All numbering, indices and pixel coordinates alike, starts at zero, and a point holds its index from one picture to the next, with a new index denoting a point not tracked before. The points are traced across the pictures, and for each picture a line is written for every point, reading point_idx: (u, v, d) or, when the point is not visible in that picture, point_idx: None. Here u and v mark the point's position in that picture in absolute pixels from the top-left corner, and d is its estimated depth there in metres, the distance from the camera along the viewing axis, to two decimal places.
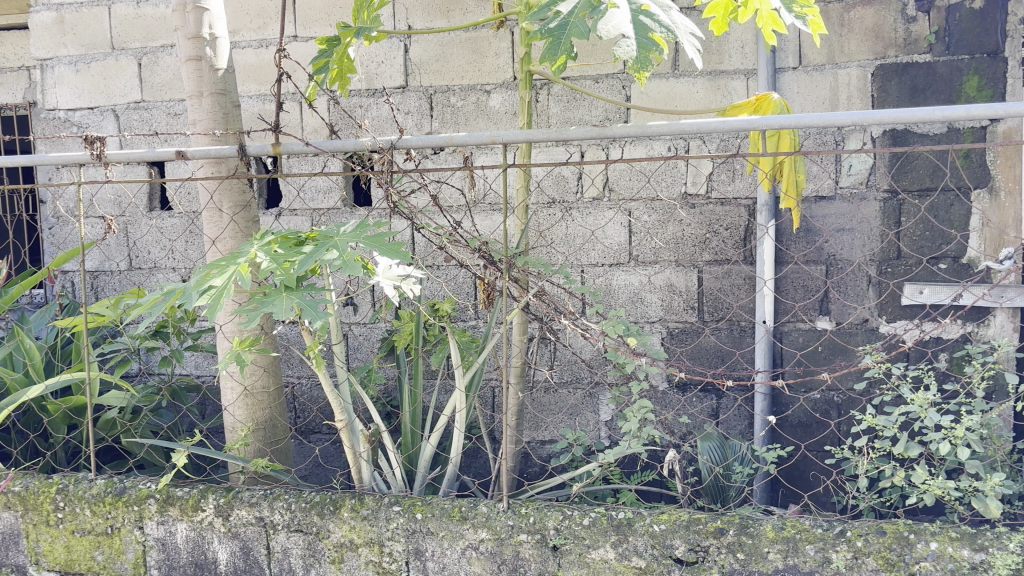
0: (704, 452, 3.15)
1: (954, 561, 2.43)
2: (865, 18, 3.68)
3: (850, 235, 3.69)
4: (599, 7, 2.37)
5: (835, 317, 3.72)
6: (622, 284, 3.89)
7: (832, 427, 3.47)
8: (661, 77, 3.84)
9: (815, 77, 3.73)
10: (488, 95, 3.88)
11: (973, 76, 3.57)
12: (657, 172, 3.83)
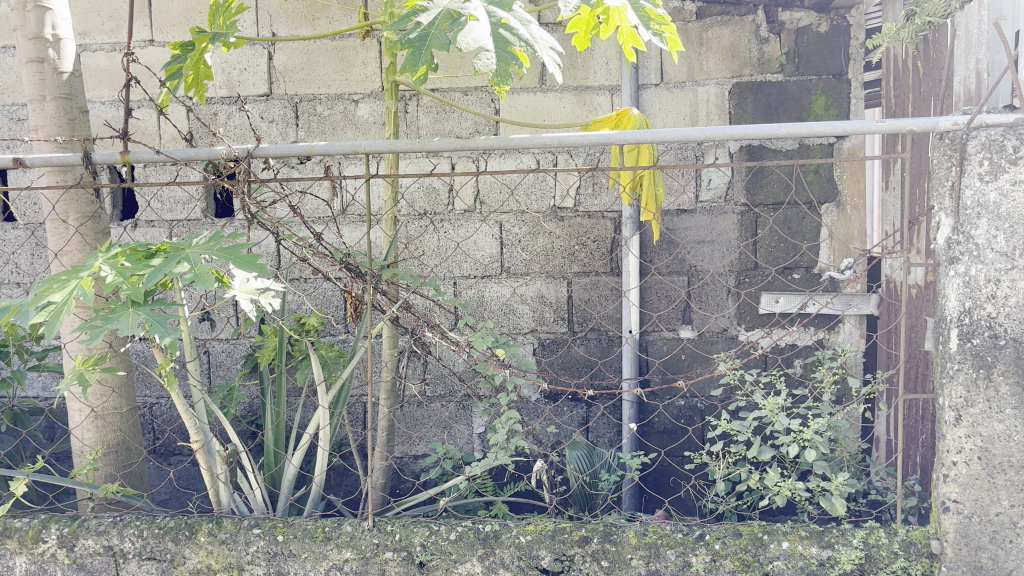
0: (573, 461, 3.19)
1: (804, 558, 2.54)
2: (721, 38, 3.82)
3: (710, 247, 3.82)
4: (460, 20, 2.36)
5: (697, 326, 3.84)
6: (493, 296, 3.90)
7: (688, 433, 3.59)
8: (528, 91, 3.87)
9: (676, 94, 3.85)
10: (355, 105, 3.83)
11: (820, 95, 3.78)
12: (526, 185, 3.86)
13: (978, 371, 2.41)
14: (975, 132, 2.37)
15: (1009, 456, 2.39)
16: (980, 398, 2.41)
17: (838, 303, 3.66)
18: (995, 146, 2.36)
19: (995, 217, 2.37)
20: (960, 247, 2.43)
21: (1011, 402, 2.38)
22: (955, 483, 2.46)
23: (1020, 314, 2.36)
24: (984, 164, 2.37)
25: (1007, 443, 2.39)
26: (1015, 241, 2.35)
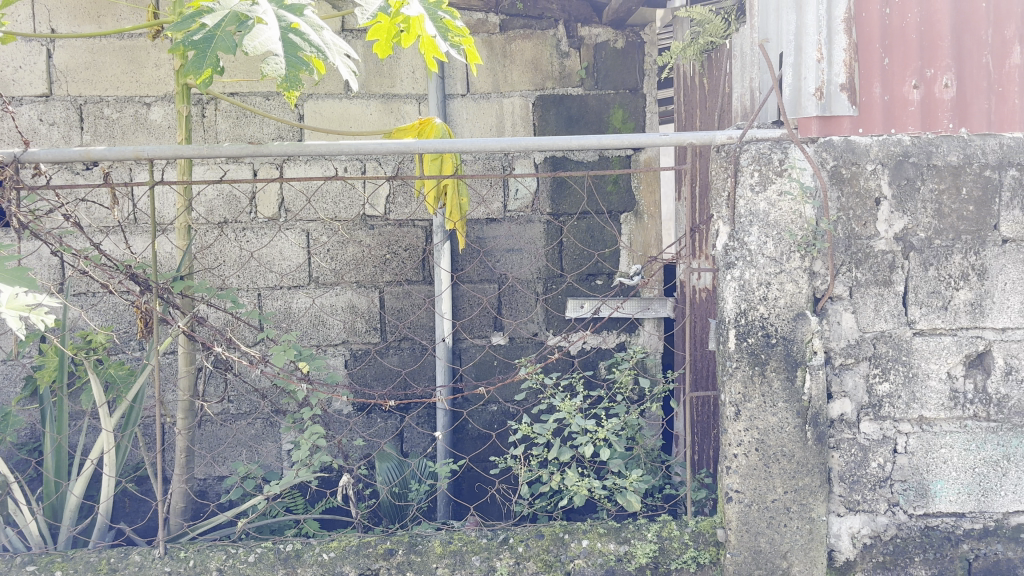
0: (384, 474, 3.15)
1: (603, 555, 2.64)
2: (524, 51, 3.93)
3: (518, 256, 3.89)
4: (247, 23, 2.30)
5: (509, 332, 3.89)
6: (301, 308, 3.78)
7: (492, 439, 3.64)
8: (333, 98, 3.80)
9: (482, 105, 3.90)
10: (147, 108, 3.62)
11: (618, 109, 3.95)
12: (332, 193, 3.78)
13: (753, 368, 2.60)
14: (747, 145, 2.60)
15: (781, 446, 2.60)
16: (756, 392, 2.60)
17: (634, 305, 3.83)
18: (763, 158, 2.58)
19: (766, 225, 2.58)
20: (736, 253, 2.61)
21: (782, 396, 2.59)
22: (737, 474, 2.63)
23: (788, 314, 2.58)
24: (754, 175, 2.59)
25: (781, 434, 2.60)
26: (782, 247, 2.57)
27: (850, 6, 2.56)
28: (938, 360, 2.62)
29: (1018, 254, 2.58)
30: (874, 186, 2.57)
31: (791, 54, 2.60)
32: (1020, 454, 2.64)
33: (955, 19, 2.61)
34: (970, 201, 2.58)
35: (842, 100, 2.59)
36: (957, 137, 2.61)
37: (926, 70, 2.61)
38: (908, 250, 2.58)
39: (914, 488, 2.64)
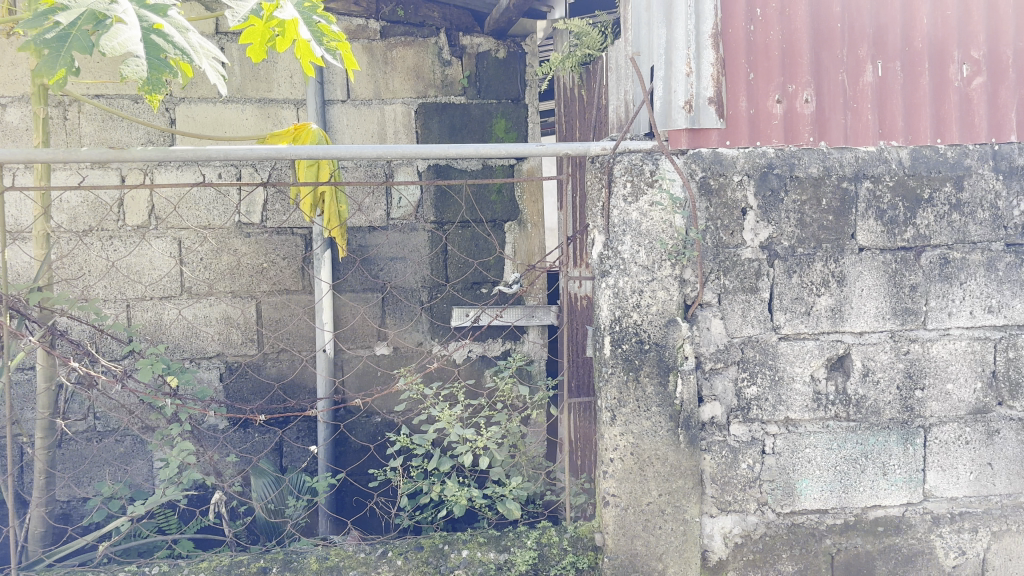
0: (260, 491, 3.09)
1: (483, 564, 2.65)
2: (406, 58, 3.91)
3: (402, 264, 3.85)
4: (104, 22, 2.18)
5: (393, 341, 3.85)
6: (174, 319, 3.64)
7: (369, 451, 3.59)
8: (206, 101, 3.68)
9: (363, 111, 3.86)
10: (3, 109, 3.42)
11: (500, 119, 3.99)
12: (205, 200, 3.65)
13: (628, 374, 2.65)
14: (619, 156, 2.65)
15: (655, 450, 2.66)
16: (631, 397, 2.65)
17: (513, 313, 3.85)
18: (635, 169, 2.64)
19: (638, 234, 2.65)
20: (610, 262, 2.66)
21: (655, 400, 2.65)
22: (613, 478, 2.67)
23: (660, 320, 2.65)
24: (627, 186, 2.65)
25: (655, 438, 2.66)
26: (654, 256, 2.65)
27: (717, 22, 2.65)
28: (802, 364, 2.73)
29: (873, 262, 2.73)
30: (741, 197, 2.68)
31: (662, 67, 2.68)
32: (877, 452, 2.79)
33: (813, 38, 2.74)
34: (829, 211, 2.71)
35: (710, 114, 2.67)
36: (817, 151, 2.74)
37: (788, 86, 2.73)
38: (773, 258, 2.69)
39: (781, 488, 2.75)
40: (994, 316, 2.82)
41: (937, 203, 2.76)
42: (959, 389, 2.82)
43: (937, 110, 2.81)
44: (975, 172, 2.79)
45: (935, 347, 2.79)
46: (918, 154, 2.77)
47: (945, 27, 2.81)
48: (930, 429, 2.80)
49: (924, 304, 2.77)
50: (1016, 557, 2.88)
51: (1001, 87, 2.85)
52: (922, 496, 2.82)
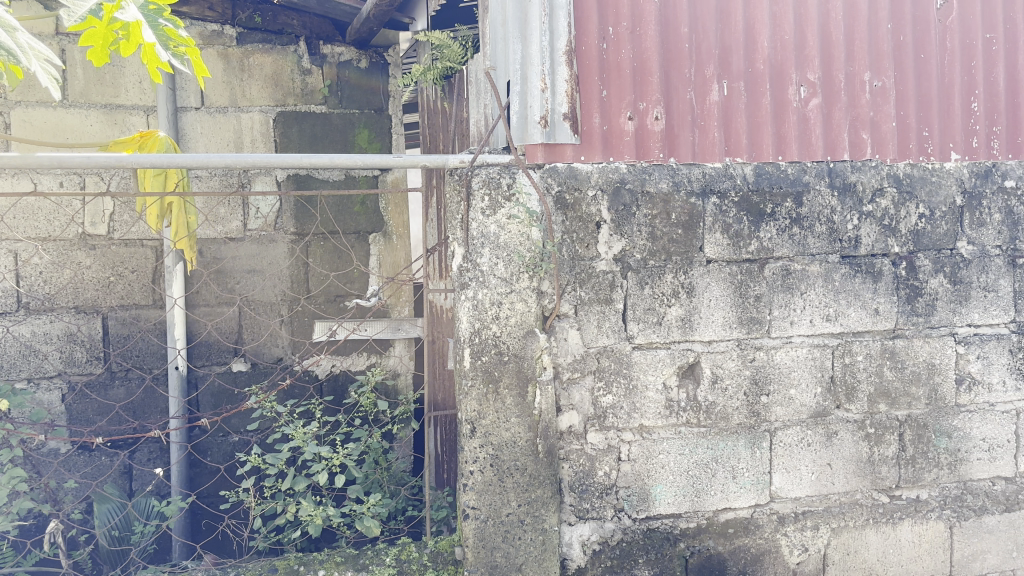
0: (101, 517, 2.96)
1: None
2: (263, 65, 3.83)
3: (260, 277, 3.74)
4: None
5: (250, 358, 3.73)
6: (9, 337, 3.40)
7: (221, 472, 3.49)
8: (45, 106, 3.47)
9: (217, 119, 3.75)
10: None
11: (363, 129, 4.00)
12: (45, 210, 3.45)
13: (487, 386, 2.65)
14: (477, 169, 2.65)
15: (515, 460, 2.67)
16: (490, 409, 2.65)
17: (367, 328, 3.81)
18: (493, 183, 2.66)
19: (496, 246, 2.66)
20: (468, 274, 2.65)
21: (514, 412, 2.67)
22: (473, 490, 2.65)
23: (519, 332, 2.67)
24: (485, 199, 2.65)
25: (514, 449, 2.67)
26: (512, 268, 2.66)
27: (570, 40, 2.71)
28: (654, 372, 2.82)
29: (720, 274, 2.85)
30: (595, 211, 2.74)
31: (518, 82, 2.69)
32: (726, 456, 2.90)
33: (663, 58, 2.83)
34: (678, 225, 2.81)
35: (565, 129, 2.71)
36: (667, 166, 2.83)
37: (639, 103, 2.81)
38: (626, 270, 2.76)
39: (636, 493, 2.82)
40: (832, 324, 2.98)
41: (779, 217, 2.91)
42: (801, 394, 2.97)
43: (777, 130, 2.96)
44: (813, 188, 2.95)
45: (778, 354, 2.93)
46: (761, 171, 2.91)
47: (783, 51, 2.97)
48: (775, 432, 2.94)
49: (768, 313, 2.91)
50: (854, 551, 3.04)
51: (835, 109, 3.02)
52: (768, 497, 2.96)
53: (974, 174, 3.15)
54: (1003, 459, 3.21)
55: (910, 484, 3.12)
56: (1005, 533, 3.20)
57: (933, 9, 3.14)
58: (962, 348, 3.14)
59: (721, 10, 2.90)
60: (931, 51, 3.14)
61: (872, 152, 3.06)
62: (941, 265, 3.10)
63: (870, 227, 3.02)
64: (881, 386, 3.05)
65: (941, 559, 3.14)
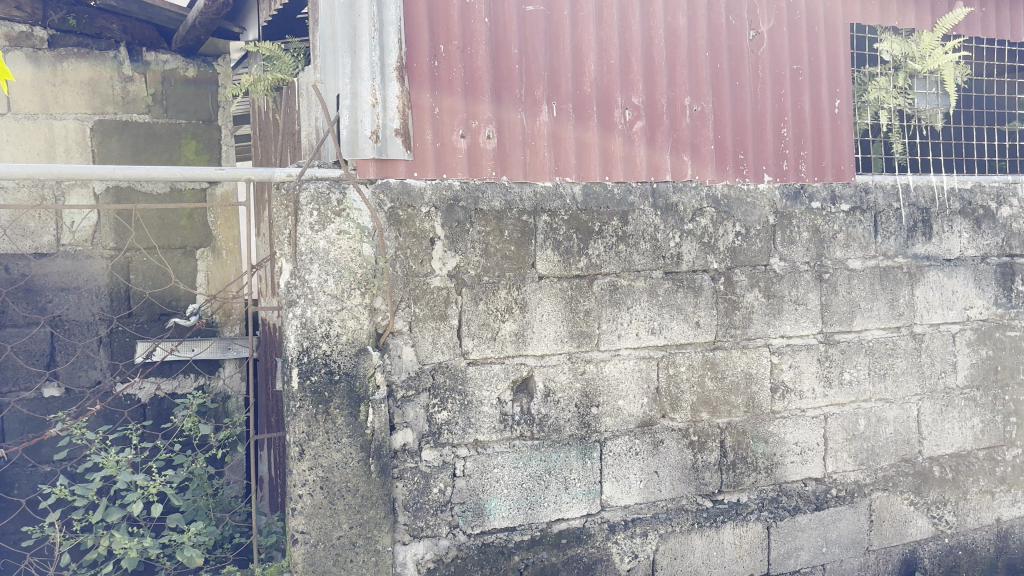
0: None
1: None
2: (79, 70, 3.69)
3: (75, 295, 3.55)
4: None
5: (64, 382, 3.52)
6: None
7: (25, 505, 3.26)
8: None
9: (27, 126, 3.58)
10: None
11: (191, 139, 3.95)
12: None
13: (316, 407, 2.57)
14: (305, 183, 2.58)
15: (346, 481, 2.61)
16: (320, 430, 2.58)
17: (184, 347, 3.65)
18: (321, 198, 2.60)
19: (325, 262, 2.59)
20: (297, 291, 2.57)
21: (345, 432, 2.61)
22: (302, 515, 2.57)
23: (350, 350, 2.62)
24: (313, 214, 2.58)
25: (345, 470, 2.61)
26: (342, 285, 2.61)
27: (401, 56, 2.71)
28: (489, 387, 2.84)
29: (551, 290, 2.91)
30: (429, 227, 2.73)
31: (348, 96, 2.66)
32: (559, 468, 2.95)
33: (494, 77, 2.88)
34: (511, 241, 2.85)
35: (397, 145, 2.70)
36: (499, 184, 2.87)
37: (471, 122, 2.84)
38: (460, 286, 2.78)
39: (471, 509, 2.82)
40: (657, 337, 3.11)
41: (606, 235, 3.01)
42: (629, 405, 3.07)
43: (604, 151, 3.06)
44: (638, 208, 3.08)
45: (607, 367, 3.02)
46: (589, 190, 3.00)
47: (609, 74, 3.08)
48: (605, 443, 3.03)
49: (597, 327, 3.00)
50: (681, 556, 3.15)
51: (658, 132, 3.16)
52: (599, 506, 3.04)
53: (785, 196, 3.38)
54: (813, 461, 3.44)
55: (730, 489, 3.29)
56: (816, 531, 3.42)
57: (746, 40, 3.35)
58: (776, 357, 3.34)
59: (550, 33, 2.98)
60: (745, 79, 3.34)
61: (693, 173, 3.22)
62: (756, 280, 3.30)
63: (691, 245, 3.17)
64: (703, 395, 3.21)
65: (759, 558, 3.31)
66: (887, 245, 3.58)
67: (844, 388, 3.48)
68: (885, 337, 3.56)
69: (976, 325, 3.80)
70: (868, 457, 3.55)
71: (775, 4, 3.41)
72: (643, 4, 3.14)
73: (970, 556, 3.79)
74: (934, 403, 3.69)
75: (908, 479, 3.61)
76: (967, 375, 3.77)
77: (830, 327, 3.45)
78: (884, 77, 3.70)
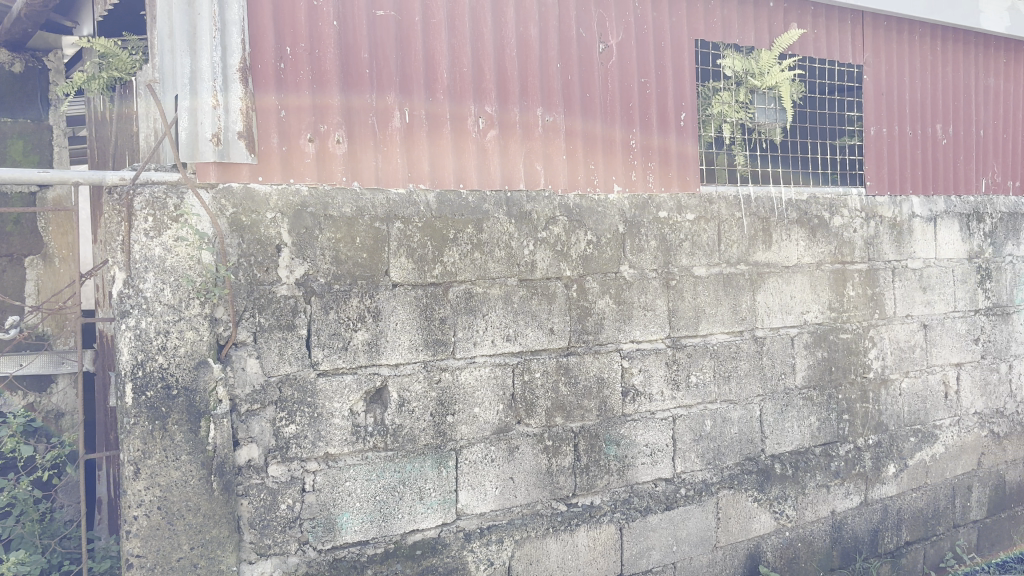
0: None
1: None
2: None
3: None
4: None
5: None
6: None
7: None
8: None
9: None
10: None
11: (18, 140, 4.03)
12: None
13: (153, 424, 2.44)
14: (140, 188, 2.45)
15: (186, 500, 2.48)
16: (156, 447, 2.44)
17: (7, 362, 3.57)
18: (157, 203, 2.47)
19: (161, 271, 2.46)
20: (130, 302, 2.42)
21: (184, 448, 2.48)
22: (137, 537, 2.41)
23: (189, 363, 2.50)
24: (148, 220, 2.45)
25: (184, 489, 2.48)
26: (180, 294, 2.48)
27: (244, 56, 2.61)
28: (340, 399, 2.77)
29: (405, 298, 2.88)
30: (275, 233, 2.64)
31: (186, 97, 2.55)
32: (413, 478, 2.91)
33: (344, 81, 2.82)
34: (362, 249, 2.80)
35: (240, 148, 2.62)
36: (350, 190, 2.82)
37: (319, 126, 2.78)
38: (309, 295, 2.70)
39: (322, 524, 2.73)
40: (511, 344, 3.13)
41: (461, 242, 3.00)
42: (484, 412, 3.07)
43: (458, 158, 3.06)
44: (492, 216, 3.09)
45: (462, 375, 3.01)
46: (443, 198, 2.99)
47: (462, 82, 3.08)
48: (460, 451, 3.01)
49: (452, 335, 2.99)
50: (536, 560, 3.17)
51: (511, 140, 3.19)
52: (454, 515, 3.02)
53: (634, 206, 3.47)
54: (663, 461, 3.54)
55: (584, 492, 3.34)
56: (666, 530, 3.52)
57: (596, 52, 3.42)
58: (627, 361, 3.43)
59: (401, 38, 2.95)
60: (595, 91, 3.41)
61: (545, 183, 3.27)
62: (607, 287, 3.37)
63: (544, 253, 3.21)
64: (557, 400, 3.25)
65: (612, 559, 3.38)
66: (730, 253, 3.74)
67: (691, 390, 3.61)
68: (729, 341, 3.71)
69: (812, 328, 4.02)
70: (714, 456, 3.69)
71: (623, 18, 3.50)
72: (495, 13, 3.16)
73: (808, 547, 4.01)
74: (775, 403, 3.88)
75: (751, 477, 3.78)
76: (804, 376, 3.99)
77: (677, 331, 3.57)
78: (727, 92, 3.87)
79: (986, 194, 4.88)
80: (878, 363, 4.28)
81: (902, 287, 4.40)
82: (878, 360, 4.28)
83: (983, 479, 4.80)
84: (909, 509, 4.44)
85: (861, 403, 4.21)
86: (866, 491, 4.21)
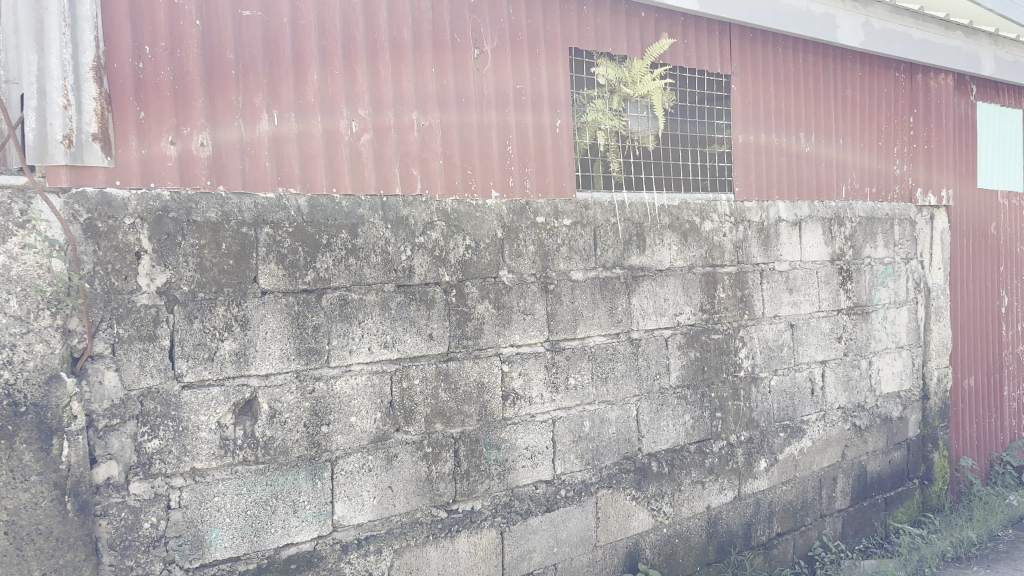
0: None
1: None
2: None
3: None
4: None
5: None
6: None
7: None
8: None
9: None
10: None
11: None
12: None
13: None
14: None
15: (37, 524, 2.32)
16: (2, 468, 2.28)
17: None
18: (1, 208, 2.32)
19: (6, 280, 2.31)
20: None
21: (34, 468, 2.33)
22: None
23: (39, 377, 2.35)
24: None
25: (35, 511, 2.32)
26: (27, 305, 2.34)
27: (98, 55, 2.49)
28: (206, 412, 2.67)
29: (275, 306, 2.81)
30: (133, 240, 2.53)
31: (33, 96, 2.40)
32: (286, 491, 2.84)
33: (207, 83, 2.73)
34: (229, 255, 2.71)
35: (95, 151, 2.49)
36: (215, 195, 2.73)
37: (181, 128, 2.69)
38: (171, 304, 2.59)
39: (188, 542, 2.63)
40: (388, 351, 3.09)
41: (335, 247, 2.94)
42: (361, 421, 3.02)
43: (330, 162, 3.01)
44: (367, 221, 3.04)
45: (337, 384, 2.96)
46: (315, 203, 2.93)
47: (334, 85, 3.03)
48: (336, 461, 2.95)
49: (326, 343, 2.93)
50: (415, 569, 3.15)
51: (386, 144, 3.16)
52: (331, 527, 2.96)
53: (511, 211, 3.49)
54: (542, 464, 3.57)
55: (464, 497, 3.33)
56: (546, 532, 3.56)
57: (471, 57, 3.43)
58: (507, 365, 3.44)
59: (269, 39, 2.87)
60: (471, 96, 3.42)
61: (422, 187, 3.24)
62: (485, 292, 3.38)
63: (422, 258, 3.19)
64: (436, 406, 3.23)
65: (493, 564, 3.39)
66: (606, 257, 3.81)
67: (569, 393, 3.66)
68: (605, 343, 3.78)
69: (685, 329, 4.14)
70: (593, 457, 3.75)
71: (498, 24, 3.52)
72: (368, 15, 3.11)
73: (684, 542, 4.13)
74: (651, 404, 3.97)
75: (628, 476, 3.86)
76: (678, 375, 4.10)
77: (556, 334, 3.61)
78: (601, 100, 3.96)
79: (846, 200, 5.14)
80: (748, 361, 4.44)
81: (770, 289, 4.58)
82: (748, 359, 4.45)
83: (847, 470, 5.06)
84: (780, 502, 4.63)
85: (733, 401, 4.36)
86: (739, 486, 4.37)
